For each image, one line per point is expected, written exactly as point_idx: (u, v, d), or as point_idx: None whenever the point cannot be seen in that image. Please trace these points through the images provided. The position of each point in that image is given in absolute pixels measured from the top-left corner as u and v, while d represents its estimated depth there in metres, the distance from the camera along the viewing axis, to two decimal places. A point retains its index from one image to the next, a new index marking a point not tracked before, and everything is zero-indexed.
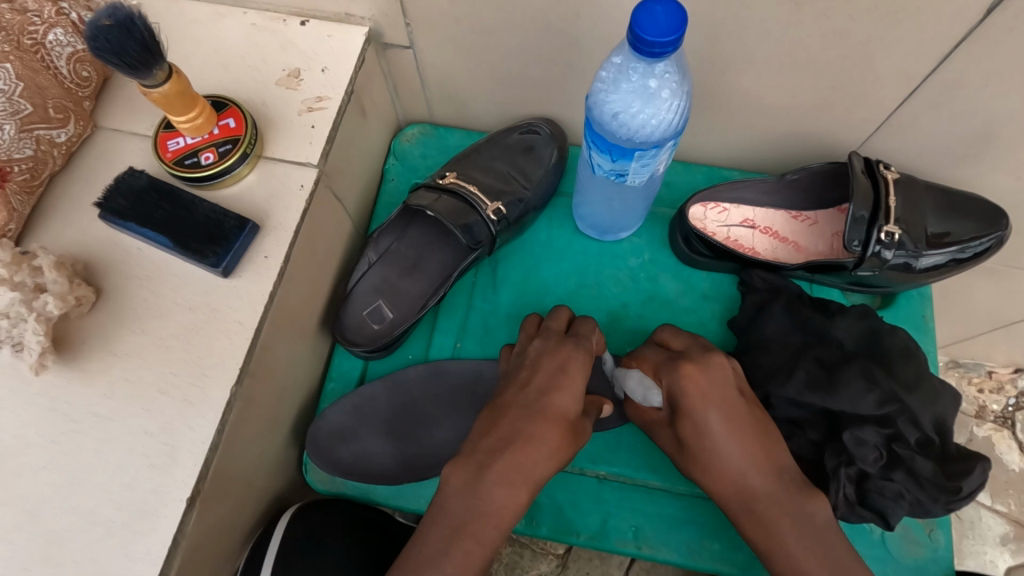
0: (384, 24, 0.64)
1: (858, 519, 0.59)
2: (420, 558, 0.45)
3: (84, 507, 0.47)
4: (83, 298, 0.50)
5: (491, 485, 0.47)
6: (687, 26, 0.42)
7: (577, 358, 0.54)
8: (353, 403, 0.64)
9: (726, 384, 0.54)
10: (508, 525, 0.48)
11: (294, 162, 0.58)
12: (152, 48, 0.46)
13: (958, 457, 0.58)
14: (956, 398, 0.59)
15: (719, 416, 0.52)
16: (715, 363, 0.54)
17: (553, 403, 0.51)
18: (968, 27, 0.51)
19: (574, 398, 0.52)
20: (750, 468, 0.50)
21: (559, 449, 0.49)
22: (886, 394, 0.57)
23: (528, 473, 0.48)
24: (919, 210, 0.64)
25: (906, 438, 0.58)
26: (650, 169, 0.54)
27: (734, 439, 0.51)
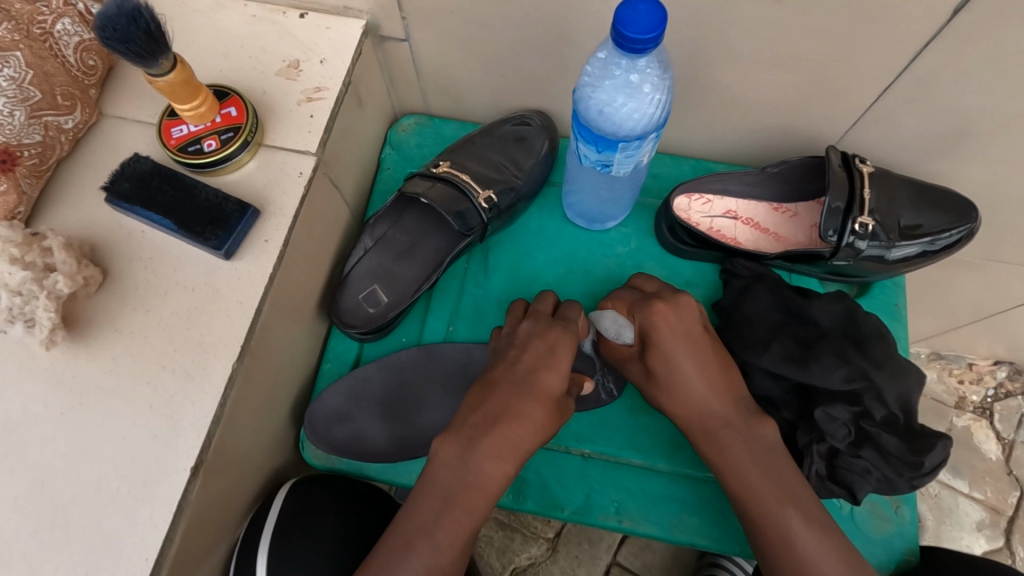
0: (380, 16, 0.66)
1: (828, 494, 0.61)
2: (411, 524, 0.48)
3: (94, 475, 0.49)
4: (91, 278, 0.53)
5: (480, 457, 0.50)
6: (666, 23, 0.44)
7: (565, 341, 0.57)
8: (349, 385, 0.67)
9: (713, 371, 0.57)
10: (494, 494, 0.50)
11: (293, 150, 0.61)
12: (158, 37, 0.48)
13: (922, 433, 0.61)
14: (920, 378, 0.63)
15: None
16: (688, 330, 0.59)
17: (538, 380, 0.53)
18: (936, 26, 0.53)
19: (562, 379, 0.55)
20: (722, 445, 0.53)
21: (546, 424, 0.52)
22: (856, 370, 0.61)
23: (518, 450, 0.51)
24: (893, 203, 0.67)
25: (874, 414, 0.61)
26: (635, 160, 0.56)
27: None
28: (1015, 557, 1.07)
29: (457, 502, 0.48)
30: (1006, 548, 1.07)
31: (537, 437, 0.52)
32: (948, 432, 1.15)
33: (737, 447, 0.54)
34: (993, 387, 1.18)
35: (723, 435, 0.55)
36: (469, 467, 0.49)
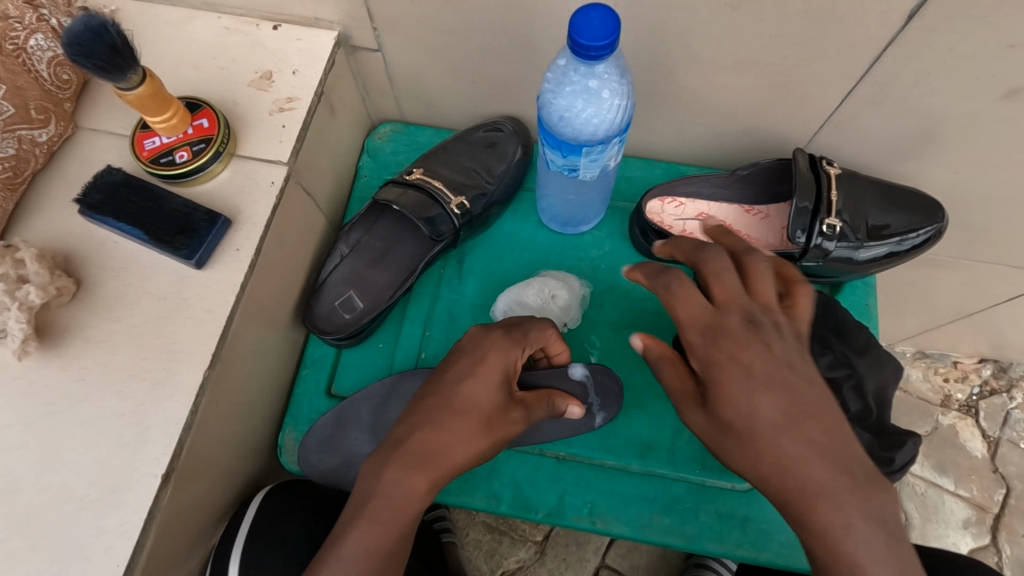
0: (351, 27, 0.67)
1: None
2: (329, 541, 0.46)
3: (64, 482, 0.50)
4: (64, 288, 0.54)
5: (391, 472, 0.48)
6: (619, 30, 0.45)
7: (498, 351, 0.54)
8: (336, 414, 0.67)
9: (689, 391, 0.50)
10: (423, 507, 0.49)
11: (264, 159, 0.62)
12: (125, 53, 0.49)
13: (894, 431, 0.62)
14: (897, 372, 0.65)
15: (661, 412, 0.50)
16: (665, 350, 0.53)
17: (469, 394, 0.51)
18: (891, 31, 0.55)
19: (491, 390, 0.52)
20: None
21: (473, 438, 0.50)
22: (837, 357, 0.64)
23: (439, 466, 0.49)
24: (861, 205, 0.68)
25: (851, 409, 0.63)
26: (599, 164, 0.57)
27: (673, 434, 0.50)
28: (1001, 553, 1.08)
29: (383, 518, 0.46)
30: (992, 544, 1.08)
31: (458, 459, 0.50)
32: (935, 430, 1.16)
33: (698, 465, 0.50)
34: (977, 384, 1.19)
35: None
36: (396, 487, 0.47)
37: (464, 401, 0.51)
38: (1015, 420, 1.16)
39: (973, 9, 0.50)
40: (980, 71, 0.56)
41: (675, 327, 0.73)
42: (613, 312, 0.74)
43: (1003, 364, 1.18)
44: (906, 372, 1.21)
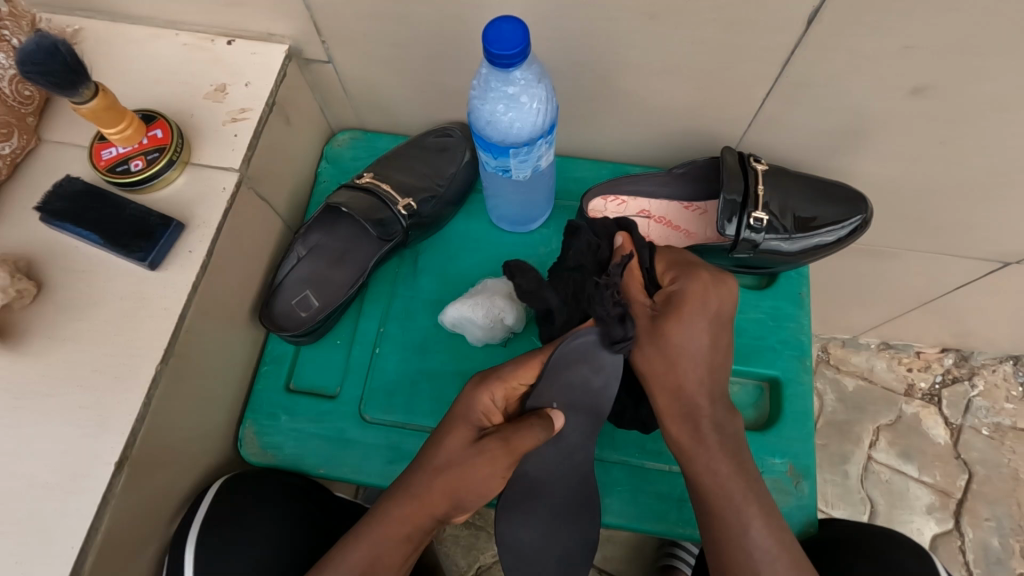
0: (303, 41, 0.71)
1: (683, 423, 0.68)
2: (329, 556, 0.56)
3: (25, 470, 0.53)
4: (25, 290, 0.57)
5: (384, 501, 0.58)
6: (527, 40, 0.49)
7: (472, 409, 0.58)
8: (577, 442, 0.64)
9: (728, 299, 0.61)
10: (410, 547, 0.57)
11: (218, 167, 0.65)
12: (76, 69, 0.52)
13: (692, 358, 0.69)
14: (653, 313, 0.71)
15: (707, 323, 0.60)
16: (720, 306, 0.61)
17: (449, 445, 0.57)
18: (797, 36, 0.59)
19: (465, 441, 0.57)
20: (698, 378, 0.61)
21: (452, 482, 0.56)
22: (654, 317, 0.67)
23: (419, 501, 0.56)
24: (788, 197, 0.72)
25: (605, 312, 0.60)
26: (531, 163, 0.61)
27: (705, 343, 0.61)
28: (964, 538, 1.11)
29: (367, 539, 0.56)
30: (955, 529, 1.11)
31: (441, 504, 0.56)
32: (900, 419, 1.19)
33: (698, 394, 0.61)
34: (940, 373, 1.22)
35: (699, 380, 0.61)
36: (378, 513, 0.57)
37: (443, 457, 0.57)
38: (977, 406, 1.19)
39: (866, 14, 0.54)
40: (883, 71, 0.60)
41: None
42: None
43: (965, 353, 1.22)
44: (871, 363, 1.24)
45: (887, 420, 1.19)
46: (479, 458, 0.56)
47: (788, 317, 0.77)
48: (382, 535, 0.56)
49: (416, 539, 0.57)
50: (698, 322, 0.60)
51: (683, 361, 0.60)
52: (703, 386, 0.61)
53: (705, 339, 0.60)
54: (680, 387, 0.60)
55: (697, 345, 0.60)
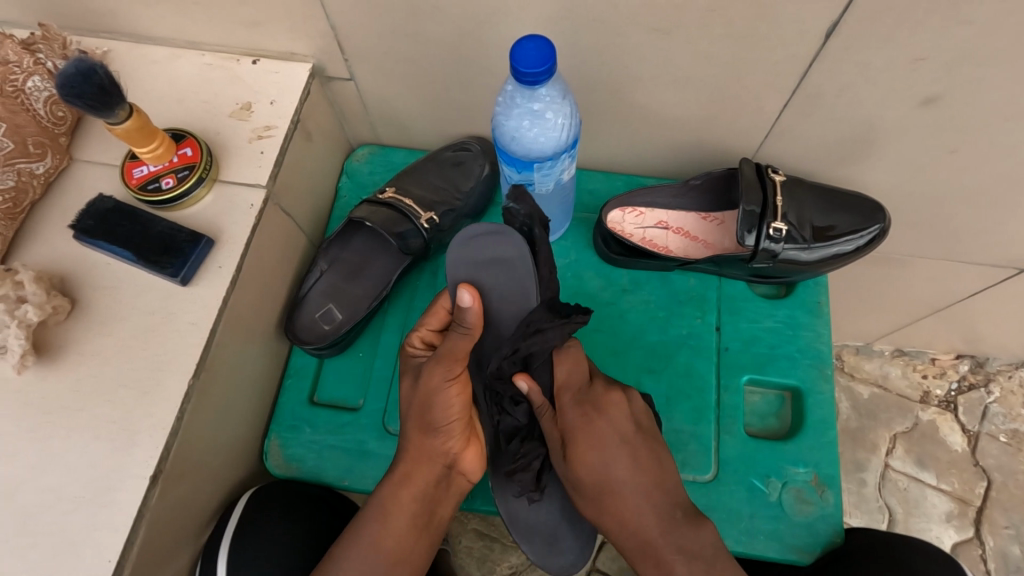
0: (324, 60, 0.72)
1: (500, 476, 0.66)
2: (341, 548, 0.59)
3: (61, 484, 0.54)
4: (60, 307, 0.58)
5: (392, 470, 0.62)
6: (553, 58, 0.50)
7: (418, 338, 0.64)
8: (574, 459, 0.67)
9: (620, 422, 0.62)
10: (426, 497, 0.62)
11: (244, 184, 0.66)
12: (113, 91, 0.54)
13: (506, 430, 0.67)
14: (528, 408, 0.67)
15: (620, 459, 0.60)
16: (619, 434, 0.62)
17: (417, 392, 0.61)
18: (813, 48, 0.59)
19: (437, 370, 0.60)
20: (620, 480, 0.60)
21: (421, 412, 0.61)
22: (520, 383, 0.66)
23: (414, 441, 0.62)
24: (805, 206, 0.73)
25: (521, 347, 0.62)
26: (554, 177, 0.62)
27: (624, 456, 0.61)
28: (984, 546, 1.10)
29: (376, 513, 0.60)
30: (975, 537, 1.11)
31: (420, 433, 0.62)
32: (915, 427, 1.19)
33: (624, 476, 0.60)
34: (956, 380, 1.22)
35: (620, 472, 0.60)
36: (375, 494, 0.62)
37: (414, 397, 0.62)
38: (993, 413, 1.19)
39: (881, 27, 0.55)
40: (897, 82, 0.61)
41: (639, 329, 0.77)
42: None
43: (980, 359, 1.21)
44: (885, 370, 1.24)
45: (903, 428, 1.19)
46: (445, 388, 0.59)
47: (805, 326, 0.77)
48: (388, 493, 0.61)
49: (429, 485, 0.62)
50: (605, 449, 0.60)
51: (606, 464, 0.60)
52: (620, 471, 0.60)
53: (627, 470, 0.60)
54: (598, 469, 0.60)
55: (624, 475, 0.60)
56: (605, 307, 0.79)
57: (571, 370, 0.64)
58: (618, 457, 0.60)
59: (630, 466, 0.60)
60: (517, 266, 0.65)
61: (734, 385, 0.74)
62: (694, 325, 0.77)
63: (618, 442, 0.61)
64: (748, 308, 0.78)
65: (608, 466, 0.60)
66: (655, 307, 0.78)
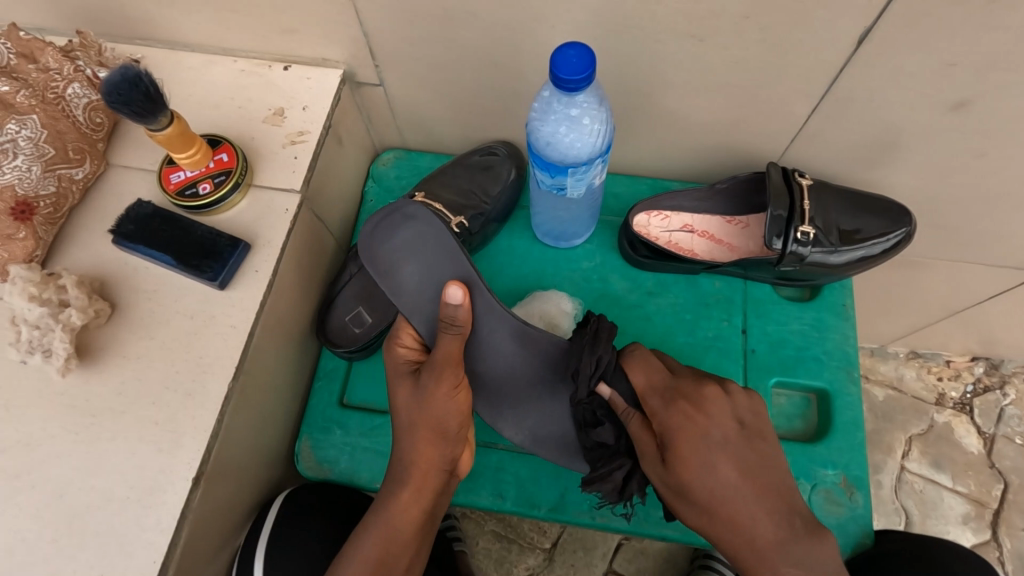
0: (356, 66, 0.73)
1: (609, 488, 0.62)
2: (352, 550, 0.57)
3: (105, 485, 0.55)
4: (101, 311, 0.59)
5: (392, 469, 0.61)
6: (594, 65, 0.51)
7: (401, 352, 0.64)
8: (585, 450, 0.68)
9: (724, 417, 0.58)
10: (427, 501, 0.60)
11: (279, 189, 0.67)
12: (156, 99, 0.55)
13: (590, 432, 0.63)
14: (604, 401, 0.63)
15: (734, 466, 0.55)
16: (756, 429, 0.58)
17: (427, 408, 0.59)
18: (844, 55, 0.60)
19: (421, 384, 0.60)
20: (735, 490, 0.54)
21: (415, 428, 0.59)
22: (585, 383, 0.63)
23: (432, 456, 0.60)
24: (831, 211, 0.74)
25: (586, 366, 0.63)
26: (586, 181, 0.63)
27: (746, 471, 0.55)
28: (1001, 548, 1.10)
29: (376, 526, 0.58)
30: (992, 539, 1.11)
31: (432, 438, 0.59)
32: (931, 428, 1.19)
33: (729, 482, 0.54)
34: (971, 382, 1.22)
35: (731, 477, 0.55)
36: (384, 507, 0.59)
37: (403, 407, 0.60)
38: (1009, 415, 1.19)
39: (916, 34, 0.56)
40: (927, 87, 0.61)
41: (665, 331, 0.78)
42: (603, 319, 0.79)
43: (995, 361, 1.22)
44: (900, 372, 1.24)
45: (919, 430, 1.19)
46: (423, 396, 0.59)
47: (831, 328, 0.78)
48: (400, 501, 0.59)
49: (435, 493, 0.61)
50: (703, 456, 0.55)
51: (704, 460, 0.55)
52: (727, 477, 0.55)
53: (744, 475, 0.55)
54: (694, 472, 0.55)
55: (743, 479, 0.55)
56: (631, 309, 0.79)
57: (649, 375, 0.62)
58: (715, 460, 0.55)
59: (733, 463, 0.55)
60: (536, 318, 0.68)
61: (762, 387, 0.75)
62: (721, 327, 0.78)
63: (725, 451, 0.56)
64: (773, 311, 0.79)
65: (716, 474, 0.55)
66: (681, 309, 0.79)
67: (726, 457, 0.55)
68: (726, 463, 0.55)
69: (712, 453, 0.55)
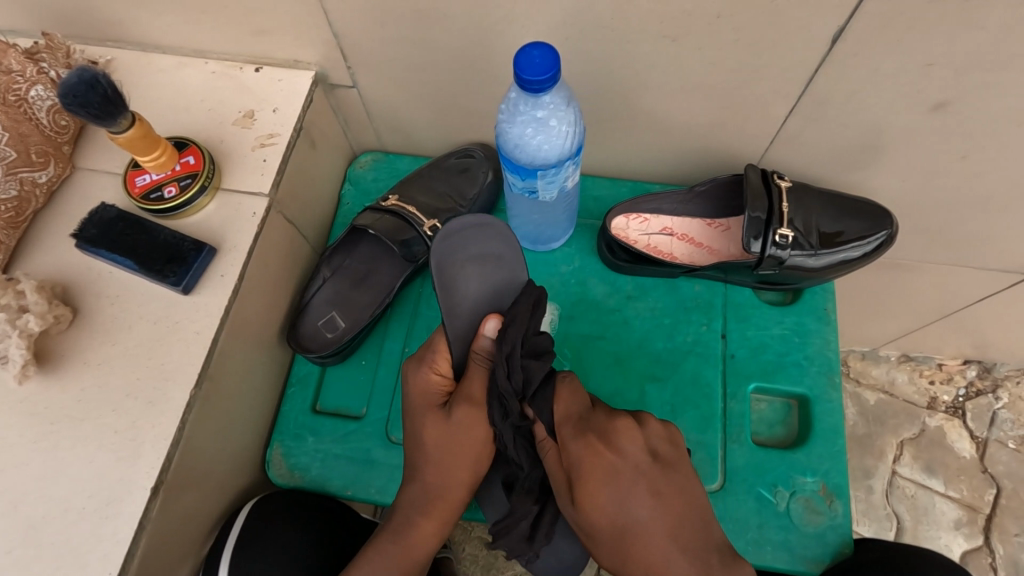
0: (328, 67, 0.72)
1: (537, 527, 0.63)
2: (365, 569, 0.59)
3: (62, 494, 0.54)
4: (62, 316, 0.58)
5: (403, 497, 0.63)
6: (558, 66, 0.50)
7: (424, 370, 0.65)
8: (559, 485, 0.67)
9: (636, 447, 0.58)
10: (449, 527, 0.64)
11: (248, 192, 0.66)
12: (116, 101, 0.54)
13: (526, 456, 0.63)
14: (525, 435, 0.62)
15: (637, 499, 0.56)
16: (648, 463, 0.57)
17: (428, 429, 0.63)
18: (820, 55, 0.59)
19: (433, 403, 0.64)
20: (624, 514, 0.55)
21: (445, 449, 0.62)
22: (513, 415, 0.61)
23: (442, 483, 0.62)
24: (812, 212, 0.72)
25: (510, 384, 0.59)
26: (558, 184, 0.62)
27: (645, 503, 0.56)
28: (994, 554, 1.09)
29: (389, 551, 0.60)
30: (984, 545, 1.09)
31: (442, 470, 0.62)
32: (923, 433, 1.17)
33: (631, 519, 0.55)
34: (963, 386, 1.21)
35: (621, 513, 0.55)
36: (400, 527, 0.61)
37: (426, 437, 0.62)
38: (1001, 419, 1.17)
39: (891, 33, 0.55)
40: (905, 88, 0.60)
41: (644, 336, 0.77)
42: (581, 324, 0.78)
43: (987, 364, 1.20)
44: (892, 375, 1.22)
45: (910, 434, 1.17)
46: (459, 428, 0.62)
47: (813, 332, 0.76)
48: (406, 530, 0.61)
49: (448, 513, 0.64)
50: (601, 492, 0.56)
51: (599, 497, 0.56)
52: (633, 510, 0.55)
53: (642, 510, 0.55)
54: (601, 510, 0.56)
55: (637, 514, 0.55)
56: (611, 313, 0.78)
57: (574, 403, 0.60)
58: (606, 498, 0.56)
59: (648, 504, 0.56)
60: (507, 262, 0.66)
61: (742, 393, 0.74)
62: (700, 332, 0.77)
63: (631, 486, 0.56)
64: (755, 315, 0.77)
65: (628, 508, 0.55)
66: (661, 314, 0.78)
67: (632, 492, 0.56)
68: (626, 504, 0.55)
69: (608, 488, 0.56)
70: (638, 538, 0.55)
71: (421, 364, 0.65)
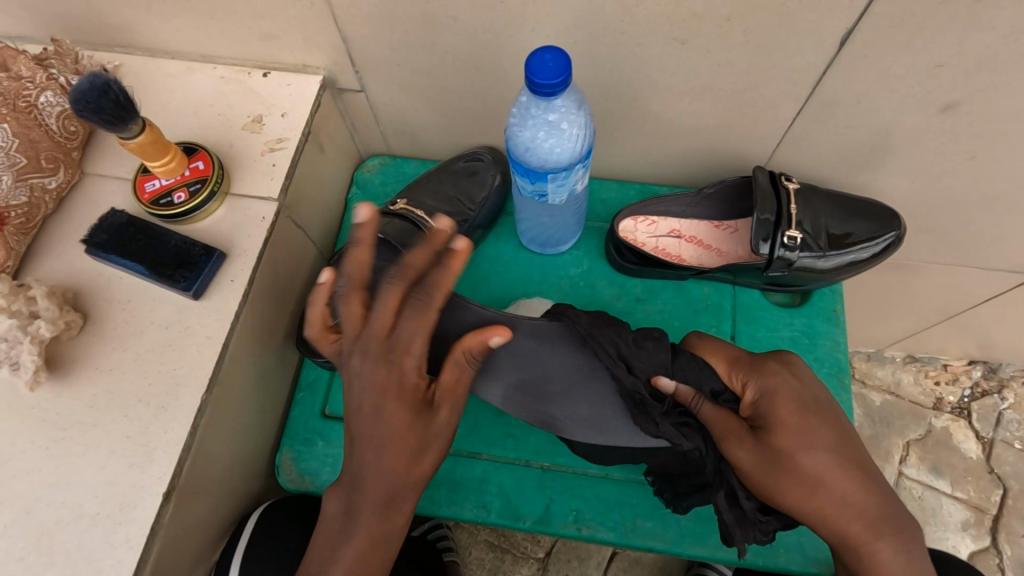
0: (336, 72, 0.72)
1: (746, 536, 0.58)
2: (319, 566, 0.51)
3: (75, 500, 0.54)
4: (72, 322, 0.58)
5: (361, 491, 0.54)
6: (570, 69, 0.50)
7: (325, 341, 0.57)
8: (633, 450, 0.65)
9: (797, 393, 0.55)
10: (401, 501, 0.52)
11: (257, 197, 0.66)
12: (127, 106, 0.54)
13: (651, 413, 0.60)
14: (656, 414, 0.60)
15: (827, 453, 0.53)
16: (811, 398, 0.56)
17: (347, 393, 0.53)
18: (828, 57, 0.59)
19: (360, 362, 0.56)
20: (827, 475, 0.52)
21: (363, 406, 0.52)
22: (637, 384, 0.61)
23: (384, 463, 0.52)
24: (820, 214, 0.72)
25: (637, 354, 0.61)
26: (568, 187, 0.62)
27: (820, 447, 0.53)
28: (1001, 555, 1.09)
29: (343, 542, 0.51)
30: (992, 546, 1.09)
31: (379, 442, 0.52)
32: (929, 434, 1.17)
33: (826, 461, 0.53)
34: (969, 386, 1.20)
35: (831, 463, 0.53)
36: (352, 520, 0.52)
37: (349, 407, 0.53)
38: (1007, 420, 1.17)
39: (901, 35, 0.55)
40: (914, 90, 0.60)
41: None
42: None
43: (993, 365, 1.20)
44: (897, 376, 1.22)
45: (916, 435, 1.17)
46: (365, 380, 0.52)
47: (822, 334, 0.76)
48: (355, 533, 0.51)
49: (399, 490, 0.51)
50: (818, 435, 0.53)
51: (788, 438, 0.53)
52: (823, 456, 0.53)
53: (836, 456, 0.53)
54: (795, 473, 0.52)
55: (826, 452, 0.53)
56: (620, 316, 0.78)
57: (727, 353, 0.60)
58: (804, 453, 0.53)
59: (833, 444, 0.54)
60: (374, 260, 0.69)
61: None
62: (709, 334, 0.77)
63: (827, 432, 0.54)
64: (764, 317, 0.77)
65: (817, 448, 0.53)
66: (670, 316, 0.78)
67: (825, 438, 0.54)
68: (811, 455, 0.53)
69: (801, 433, 0.53)
70: (829, 486, 0.53)
71: (393, 355, 0.52)
